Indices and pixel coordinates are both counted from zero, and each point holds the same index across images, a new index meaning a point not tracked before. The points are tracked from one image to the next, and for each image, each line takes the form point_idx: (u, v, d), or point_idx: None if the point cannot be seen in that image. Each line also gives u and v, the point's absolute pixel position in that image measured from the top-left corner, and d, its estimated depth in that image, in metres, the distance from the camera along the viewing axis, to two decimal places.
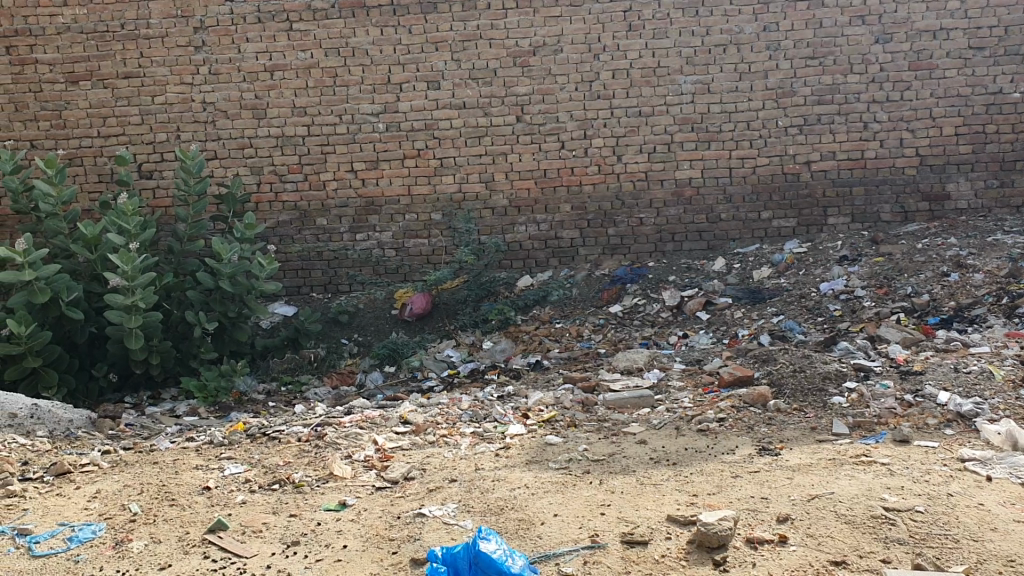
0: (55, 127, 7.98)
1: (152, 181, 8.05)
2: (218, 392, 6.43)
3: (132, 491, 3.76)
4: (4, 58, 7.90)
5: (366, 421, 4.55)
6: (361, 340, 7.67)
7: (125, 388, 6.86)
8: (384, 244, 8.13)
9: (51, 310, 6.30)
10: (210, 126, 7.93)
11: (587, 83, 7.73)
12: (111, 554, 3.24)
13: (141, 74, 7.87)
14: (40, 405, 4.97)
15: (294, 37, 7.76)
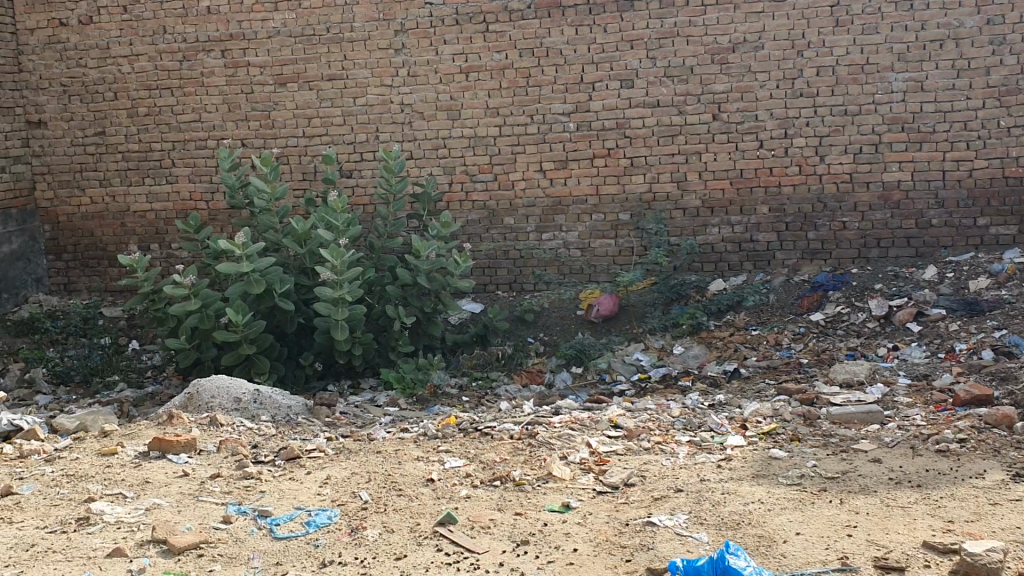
0: (264, 127, 8.39)
1: (351, 180, 8.33)
2: (415, 384, 6.58)
3: (361, 478, 3.91)
4: (219, 61, 8.37)
5: (576, 422, 4.50)
6: (548, 339, 7.65)
7: (328, 376, 7.15)
8: (571, 243, 8.06)
9: (265, 301, 6.66)
10: (407, 127, 8.14)
11: (790, 80, 7.44)
12: (348, 540, 3.35)
13: (344, 76, 8.16)
14: (262, 391, 5.31)
15: (490, 39, 7.85)
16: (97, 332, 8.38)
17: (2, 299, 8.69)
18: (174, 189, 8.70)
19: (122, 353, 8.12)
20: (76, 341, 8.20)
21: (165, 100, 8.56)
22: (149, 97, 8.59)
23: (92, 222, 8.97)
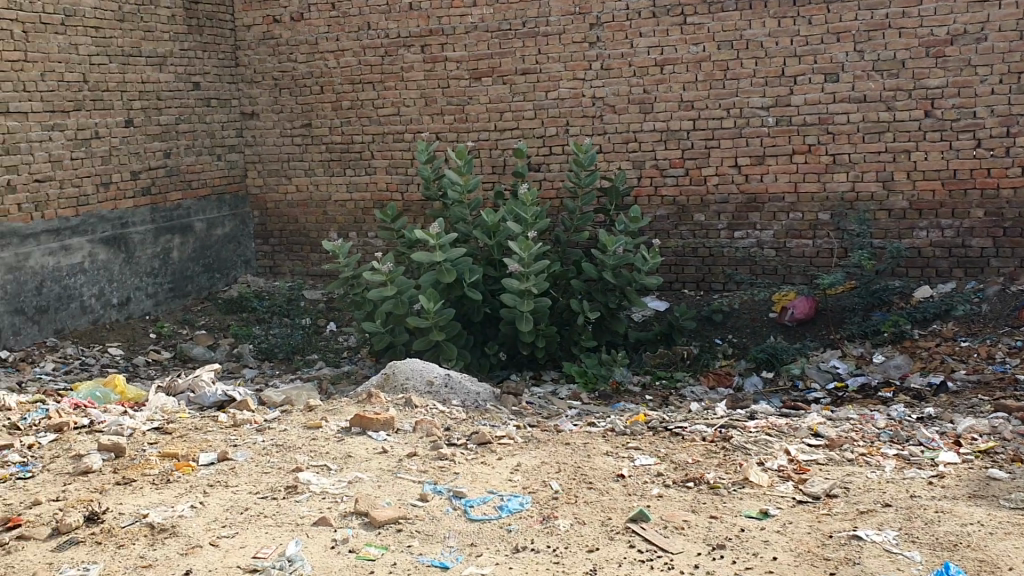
0: (459, 120, 8.60)
1: (540, 173, 8.40)
2: (597, 380, 6.57)
3: (551, 469, 4.15)
4: (418, 56, 8.63)
5: (773, 428, 4.44)
6: (737, 341, 7.40)
7: (511, 366, 7.25)
8: (764, 242, 7.81)
9: (455, 290, 6.83)
10: (598, 120, 8.12)
11: (1015, 74, 6.90)
12: (540, 528, 3.60)
13: (538, 70, 8.23)
14: (452, 375, 5.54)
15: (688, 31, 7.71)
16: (299, 312, 8.87)
17: (215, 278, 9.35)
18: (372, 179, 9.07)
19: (321, 334, 8.57)
20: (280, 321, 8.72)
21: (367, 93, 8.92)
22: (353, 91, 8.98)
23: (296, 210, 9.50)
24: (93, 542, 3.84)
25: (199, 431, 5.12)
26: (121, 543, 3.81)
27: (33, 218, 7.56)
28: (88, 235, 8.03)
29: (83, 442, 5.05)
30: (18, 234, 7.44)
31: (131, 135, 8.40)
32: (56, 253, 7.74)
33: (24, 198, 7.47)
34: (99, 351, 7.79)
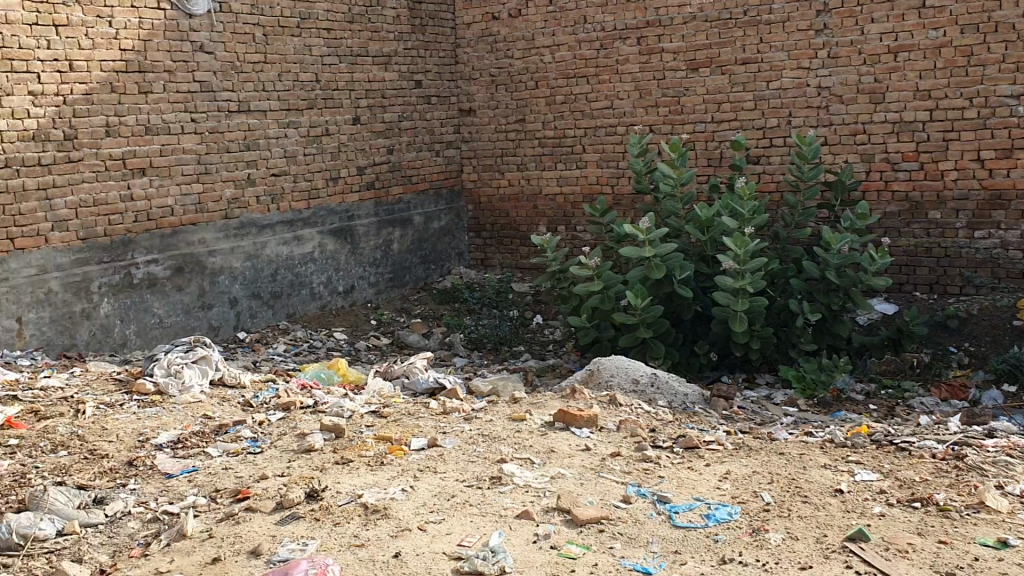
0: (674, 112, 8.41)
1: (759, 166, 8.07)
2: (815, 386, 6.22)
3: (762, 479, 4.05)
4: (634, 48, 8.52)
5: (1015, 449, 4.12)
6: (974, 350, 6.81)
7: (722, 366, 7.02)
8: (1009, 243, 7.12)
9: (664, 286, 6.69)
10: (823, 111, 7.69)
11: None
12: (749, 540, 3.49)
13: (759, 60, 7.91)
14: (658, 376, 5.68)
15: (927, 15, 7.15)
16: (508, 304, 9.03)
17: (431, 269, 9.69)
18: (584, 173, 9.07)
19: (528, 327, 8.70)
20: (491, 312, 8.91)
21: (582, 88, 8.91)
22: (567, 85, 9.00)
23: (509, 203, 9.66)
24: (312, 518, 4.04)
25: (413, 416, 5.30)
26: (337, 521, 3.99)
27: (270, 210, 8.11)
28: (318, 226, 8.53)
29: (306, 421, 5.34)
30: (257, 224, 8.01)
31: (357, 132, 8.82)
32: (289, 243, 8.28)
33: (262, 191, 8.02)
34: (324, 335, 8.25)
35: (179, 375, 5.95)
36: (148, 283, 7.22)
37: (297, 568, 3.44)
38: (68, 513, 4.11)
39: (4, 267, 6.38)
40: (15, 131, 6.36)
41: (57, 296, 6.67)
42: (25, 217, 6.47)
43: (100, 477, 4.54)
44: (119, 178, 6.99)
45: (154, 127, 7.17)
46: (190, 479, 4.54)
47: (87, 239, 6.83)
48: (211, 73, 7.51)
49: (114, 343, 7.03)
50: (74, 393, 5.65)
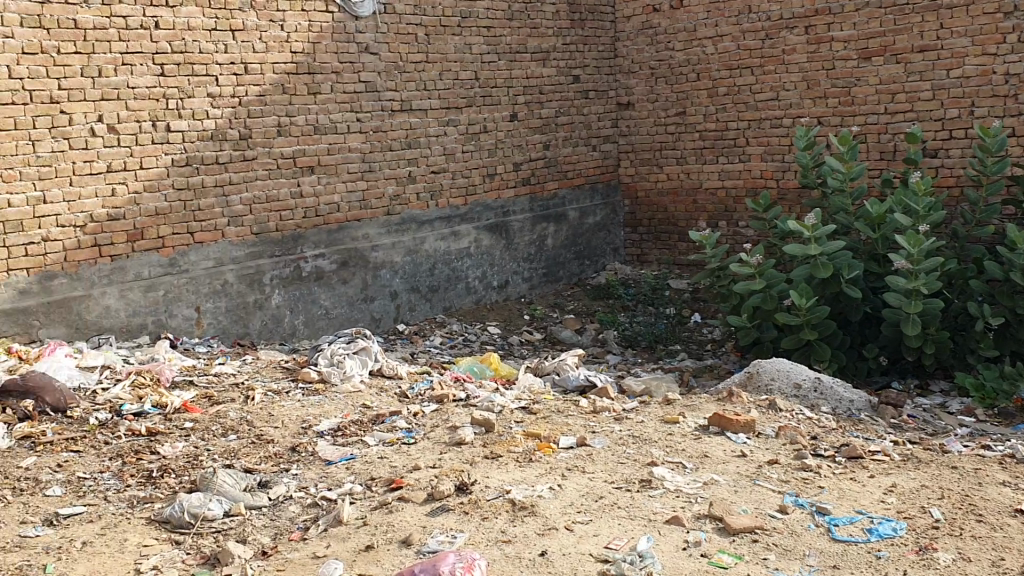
0: (843, 104, 8.06)
1: (936, 160, 7.58)
2: (996, 395, 5.76)
3: (931, 493, 3.95)
4: (802, 38, 8.24)
5: None
6: None
7: (892, 371, 6.68)
8: None
9: (831, 286, 6.41)
10: (1010, 100, 7.16)
11: None
12: (916, 559, 3.41)
13: (939, 47, 7.47)
14: (822, 380, 5.46)
15: None
16: (664, 302, 8.94)
17: (586, 265, 9.73)
18: (746, 167, 8.84)
19: (685, 325, 8.57)
20: (647, 310, 8.85)
21: (745, 79, 8.68)
22: (730, 77, 8.79)
23: (667, 198, 9.53)
24: (461, 511, 4.10)
25: (562, 414, 5.36)
26: (485, 515, 4.04)
27: (430, 206, 8.31)
28: (474, 221, 8.68)
29: (459, 415, 5.45)
30: (417, 220, 8.23)
31: (515, 128, 8.90)
32: (448, 239, 8.46)
33: (422, 188, 8.23)
34: (480, 329, 8.39)
35: (341, 365, 6.20)
36: (316, 276, 7.56)
37: (443, 561, 3.45)
38: (235, 495, 4.35)
39: (185, 260, 6.82)
40: (196, 132, 6.76)
41: (232, 287, 7.08)
42: (204, 213, 6.89)
43: (264, 461, 4.77)
44: (289, 176, 7.33)
45: (322, 127, 7.47)
46: (348, 467, 4.71)
47: (259, 234, 7.21)
48: (376, 73, 7.75)
49: (284, 332, 7.40)
50: (245, 379, 5.97)
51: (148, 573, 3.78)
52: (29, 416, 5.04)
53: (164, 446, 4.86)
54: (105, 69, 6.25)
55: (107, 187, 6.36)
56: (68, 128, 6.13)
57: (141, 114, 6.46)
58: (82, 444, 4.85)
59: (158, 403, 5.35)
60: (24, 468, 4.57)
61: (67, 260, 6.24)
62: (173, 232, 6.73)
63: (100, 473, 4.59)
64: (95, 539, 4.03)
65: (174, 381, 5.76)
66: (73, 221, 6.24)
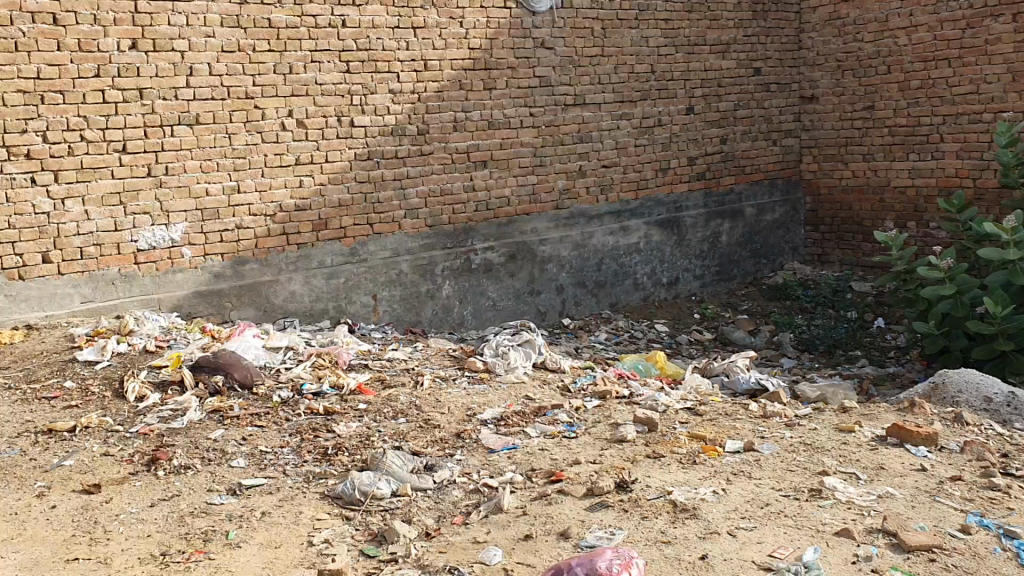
0: None
1: None
2: None
3: None
4: (1008, 26, 7.86)
5: None
6: None
7: None
8: None
9: None
10: None
11: None
12: None
13: None
14: (1017, 395, 5.06)
15: None
16: (846, 305, 8.59)
17: (762, 264, 9.52)
18: (939, 165, 8.49)
19: (867, 330, 8.19)
20: (826, 313, 8.53)
21: (942, 71, 8.34)
22: (924, 69, 8.45)
23: (852, 196, 9.22)
24: (620, 509, 4.10)
25: (730, 417, 5.26)
26: (645, 514, 4.01)
27: (599, 200, 8.33)
28: (645, 217, 8.64)
29: (621, 412, 5.43)
30: (585, 215, 8.28)
31: (691, 122, 8.75)
32: (617, 234, 8.47)
33: (593, 182, 8.25)
34: (647, 326, 8.33)
35: (506, 356, 6.29)
36: (485, 268, 7.73)
37: (601, 557, 3.45)
38: (402, 476, 4.50)
39: (364, 250, 7.13)
40: (377, 127, 7.03)
41: (407, 277, 7.33)
42: (383, 205, 7.17)
43: (431, 445, 4.91)
44: (463, 170, 7.51)
45: (497, 122, 7.60)
46: (510, 456, 4.78)
47: (434, 226, 7.44)
48: (550, 68, 7.80)
49: (454, 322, 7.61)
50: (415, 365, 6.17)
51: (321, 545, 3.98)
52: (219, 391, 5.34)
53: (339, 425, 5.09)
54: (295, 67, 6.59)
55: (295, 178, 6.74)
56: (261, 123, 6.52)
57: (327, 109, 6.78)
58: (265, 419, 5.14)
59: (335, 384, 5.59)
60: (212, 439, 4.87)
61: (257, 246, 6.66)
62: (354, 223, 7.05)
63: (280, 447, 4.85)
64: (273, 509, 4.27)
65: (350, 364, 6.01)
66: (264, 211, 6.65)
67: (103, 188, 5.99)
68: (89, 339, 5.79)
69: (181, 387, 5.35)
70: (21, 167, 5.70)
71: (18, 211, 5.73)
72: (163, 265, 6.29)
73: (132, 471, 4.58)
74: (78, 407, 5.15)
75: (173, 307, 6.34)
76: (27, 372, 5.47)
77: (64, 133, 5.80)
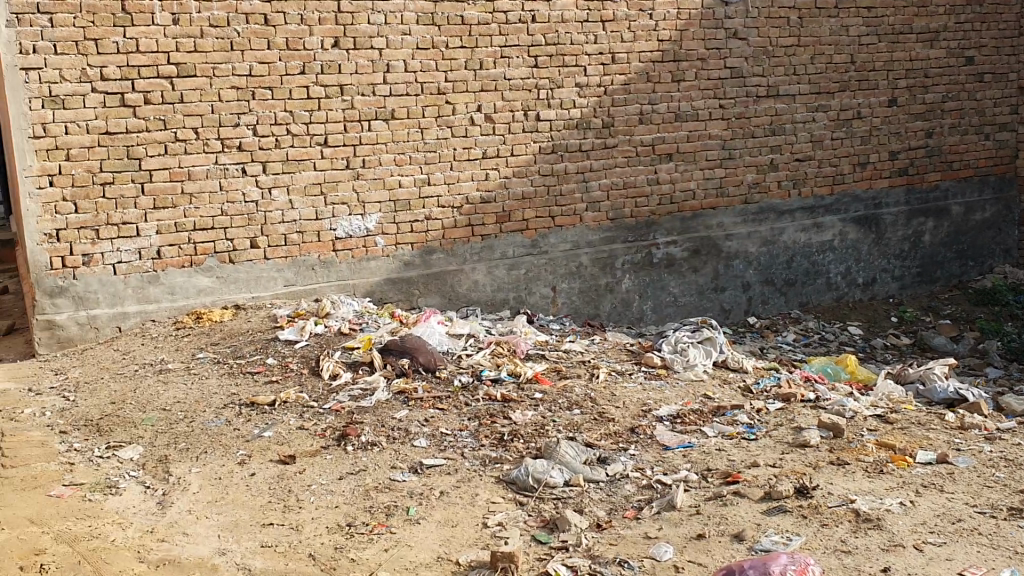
0: None
1: None
2: None
3: None
4: None
5: None
6: None
7: None
8: None
9: None
10: None
11: None
12: None
13: None
14: None
15: None
16: None
17: (969, 266, 8.95)
18: None
19: None
20: None
21: None
22: None
23: None
24: (799, 515, 3.98)
25: (923, 427, 4.98)
26: (826, 522, 3.89)
27: (791, 195, 8.07)
28: (840, 213, 8.29)
29: (805, 415, 5.24)
30: (776, 210, 8.03)
31: (893, 114, 8.30)
32: (809, 231, 8.18)
33: (784, 176, 8.00)
34: (838, 328, 8.02)
35: (685, 353, 6.21)
36: (667, 263, 7.67)
37: (775, 560, 3.36)
38: (576, 467, 4.54)
39: (546, 242, 7.24)
40: (562, 120, 7.10)
41: (587, 270, 7.39)
42: (566, 198, 7.24)
43: (605, 438, 4.92)
44: (648, 163, 7.46)
45: (684, 114, 7.50)
46: (685, 455, 4.72)
47: (616, 219, 7.45)
48: (743, 59, 7.60)
49: (633, 317, 7.61)
50: (591, 358, 6.18)
51: (495, 528, 4.08)
52: (405, 373, 5.57)
53: (515, 412, 5.19)
54: (485, 62, 6.76)
55: (482, 171, 6.92)
56: (451, 117, 6.74)
57: (514, 104, 6.91)
58: (446, 402, 5.31)
59: (513, 372, 5.71)
60: (397, 419, 5.09)
61: (444, 237, 6.90)
62: (537, 216, 7.17)
63: (459, 431, 5.00)
64: (451, 490, 4.42)
65: (528, 353, 6.12)
66: (452, 203, 6.87)
67: (305, 179, 6.37)
68: (290, 320, 6.19)
69: (371, 368, 5.63)
70: (234, 158, 6.15)
71: (230, 199, 6.20)
72: (358, 253, 6.64)
73: (323, 444, 4.87)
74: (277, 382, 5.51)
75: (366, 293, 6.68)
76: (234, 348, 5.90)
77: (272, 127, 6.21)
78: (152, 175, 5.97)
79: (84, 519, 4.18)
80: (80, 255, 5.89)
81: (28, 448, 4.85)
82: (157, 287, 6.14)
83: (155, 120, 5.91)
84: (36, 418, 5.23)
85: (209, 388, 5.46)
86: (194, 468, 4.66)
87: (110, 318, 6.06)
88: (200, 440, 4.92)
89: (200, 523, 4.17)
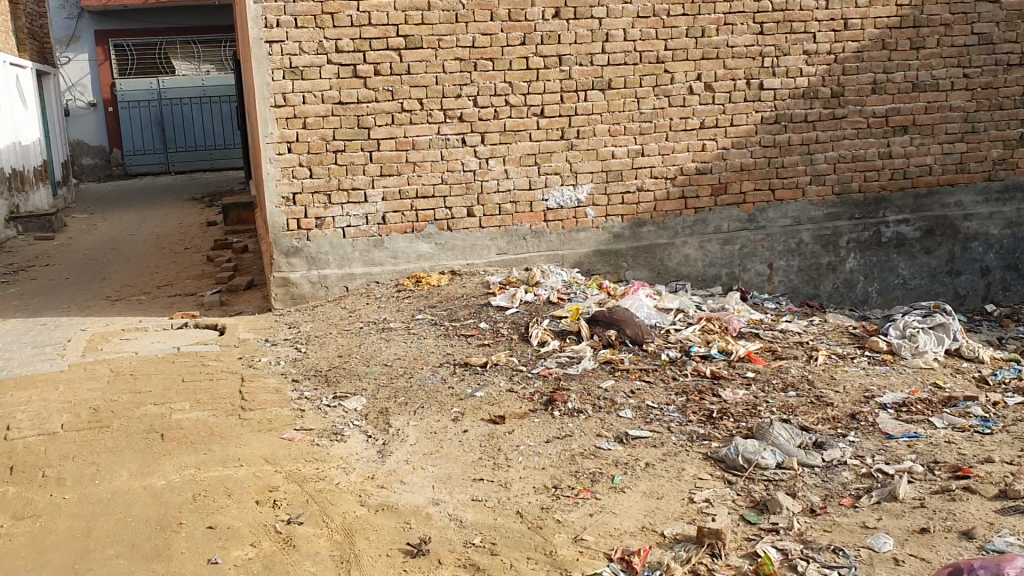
0: None
1: None
2: None
3: None
4: None
5: None
6: None
7: None
8: None
9: None
10: None
11: None
12: None
13: None
14: None
15: None
16: None
17: None
18: None
19: None
20: None
21: None
22: None
23: None
24: None
25: None
26: None
27: None
28: None
29: None
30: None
31: None
32: None
33: None
34: None
35: (913, 339, 5.83)
36: (896, 243, 7.25)
37: (1010, 562, 3.11)
38: (788, 450, 4.38)
39: (763, 217, 7.01)
40: (787, 89, 6.81)
41: (807, 247, 7.11)
42: (787, 170, 6.96)
43: (822, 422, 4.73)
44: (880, 136, 7.03)
45: (923, 84, 7.00)
46: (909, 445, 4.45)
47: (841, 194, 7.09)
48: (993, 24, 6.99)
49: (855, 299, 7.28)
50: (809, 340, 5.94)
51: (701, 504, 4.02)
52: (613, 343, 5.59)
53: (725, 390, 5.08)
54: (707, 29, 6.58)
55: (698, 142, 6.77)
56: (670, 87, 6.63)
57: (736, 72, 6.70)
58: (653, 375, 5.28)
59: (724, 349, 5.58)
60: (604, 388, 5.12)
61: (656, 209, 6.83)
62: (754, 189, 6.95)
63: (666, 404, 4.96)
64: (657, 462, 4.40)
65: (740, 331, 5.97)
66: (666, 173, 6.78)
67: (522, 149, 6.49)
68: (502, 287, 6.35)
69: (579, 337, 5.68)
70: (455, 128, 6.36)
71: (451, 168, 6.41)
72: (569, 224, 6.70)
73: (532, 408, 4.97)
74: (489, 345, 5.67)
75: (575, 263, 6.75)
76: (450, 310, 6.13)
77: (492, 98, 6.36)
78: (379, 143, 6.27)
79: (313, 462, 4.49)
80: (314, 218, 6.29)
81: (264, 394, 5.26)
82: (382, 251, 6.47)
83: (385, 91, 6.19)
84: (271, 366, 5.65)
85: (426, 347, 5.71)
86: (412, 422, 4.89)
87: (339, 277, 6.44)
88: (418, 396, 5.16)
89: (416, 474, 4.37)
